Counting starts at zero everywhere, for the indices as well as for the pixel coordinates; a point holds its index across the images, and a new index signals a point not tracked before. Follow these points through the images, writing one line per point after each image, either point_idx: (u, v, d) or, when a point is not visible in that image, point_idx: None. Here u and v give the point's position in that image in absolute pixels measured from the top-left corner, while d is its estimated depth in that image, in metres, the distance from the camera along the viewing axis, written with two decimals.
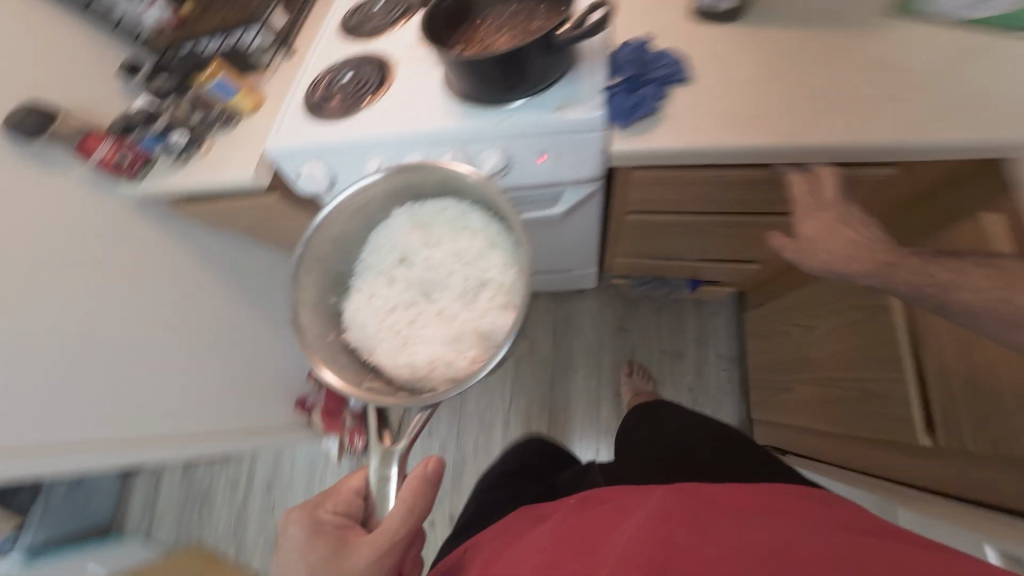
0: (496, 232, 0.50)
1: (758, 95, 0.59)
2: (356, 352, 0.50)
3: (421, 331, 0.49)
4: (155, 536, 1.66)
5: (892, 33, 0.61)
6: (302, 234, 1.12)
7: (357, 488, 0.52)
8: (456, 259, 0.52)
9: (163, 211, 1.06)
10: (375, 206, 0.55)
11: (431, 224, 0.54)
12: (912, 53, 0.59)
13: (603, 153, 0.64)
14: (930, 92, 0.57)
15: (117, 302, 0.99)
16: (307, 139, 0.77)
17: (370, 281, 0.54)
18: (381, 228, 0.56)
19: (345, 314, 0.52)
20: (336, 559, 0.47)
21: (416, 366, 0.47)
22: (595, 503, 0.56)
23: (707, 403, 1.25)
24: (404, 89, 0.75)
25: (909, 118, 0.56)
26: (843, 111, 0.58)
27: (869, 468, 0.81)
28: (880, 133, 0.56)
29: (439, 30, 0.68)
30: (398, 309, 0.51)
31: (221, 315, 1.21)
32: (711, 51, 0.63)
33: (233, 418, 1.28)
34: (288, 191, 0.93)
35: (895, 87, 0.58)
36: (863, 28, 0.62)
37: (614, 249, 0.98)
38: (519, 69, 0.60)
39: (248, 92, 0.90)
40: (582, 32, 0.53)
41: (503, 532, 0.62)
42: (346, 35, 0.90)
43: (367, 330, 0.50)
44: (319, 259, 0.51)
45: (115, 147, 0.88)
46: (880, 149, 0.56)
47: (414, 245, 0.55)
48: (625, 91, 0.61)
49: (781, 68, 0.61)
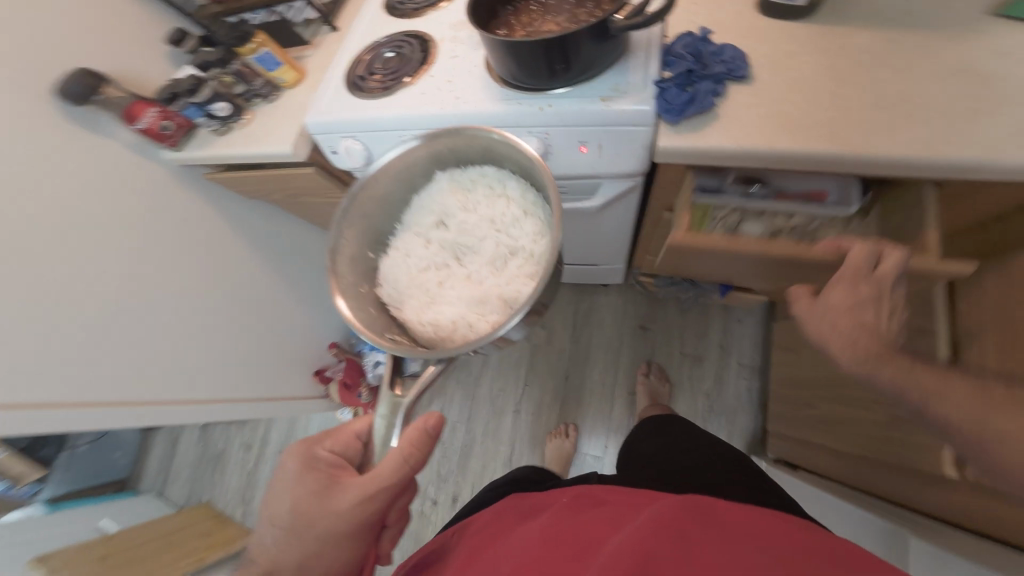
0: (529, 201, 0.57)
1: (818, 97, 0.57)
2: (386, 305, 0.57)
3: (453, 288, 0.59)
4: (170, 494, 1.72)
5: (969, 40, 0.57)
6: (332, 209, 1.13)
7: (358, 433, 0.59)
8: (491, 226, 0.61)
9: (200, 179, 1.09)
10: (420, 172, 0.61)
11: (471, 188, 0.61)
12: (992, 62, 0.55)
13: (648, 147, 0.63)
14: (1013, 105, 0.52)
15: (151, 266, 1.01)
16: (347, 115, 0.77)
17: (406, 240, 0.61)
18: (422, 192, 0.63)
19: (381, 266, 0.60)
20: (323, 493, 0.54)
21: (444, 319, 0.55)
22: (589, 506, 0.54)
23: (724, 413, 1.22)
24: (446, 69, 0.74)
25: (990, 132, 0.52)
26: (910, 120, 0.54)
27: (892, 495, 0.79)
28: (951, 147, 0.52)
29: (487, 14, 0.67)
30: (430, 267, 0.60)
31: (248, 285, 1.23)
32: (770, 48, 0.61)
33: (252, 387, 1.30)
34: (324, 163, 0.94)
35: (972, 98, 0.54)
36: (939, 31, 0.58)
37: (645, 247, 0.96)
38: (566, 56, 0.58)
39: (291, 66, 0.92)
40: (637, 22, 0.52)
41: (493, 522, 0.63)
42: (390, 13, 0.90)
43: (398, 285, 0.58)
44: (362, 212, 0.56)
45: (161, 115, 0.90)
46: (950, 166, 0.52)
47: (451, 208, 0.62)
48: (679, 86, 0.58)
49: (844, 71, 0.58)
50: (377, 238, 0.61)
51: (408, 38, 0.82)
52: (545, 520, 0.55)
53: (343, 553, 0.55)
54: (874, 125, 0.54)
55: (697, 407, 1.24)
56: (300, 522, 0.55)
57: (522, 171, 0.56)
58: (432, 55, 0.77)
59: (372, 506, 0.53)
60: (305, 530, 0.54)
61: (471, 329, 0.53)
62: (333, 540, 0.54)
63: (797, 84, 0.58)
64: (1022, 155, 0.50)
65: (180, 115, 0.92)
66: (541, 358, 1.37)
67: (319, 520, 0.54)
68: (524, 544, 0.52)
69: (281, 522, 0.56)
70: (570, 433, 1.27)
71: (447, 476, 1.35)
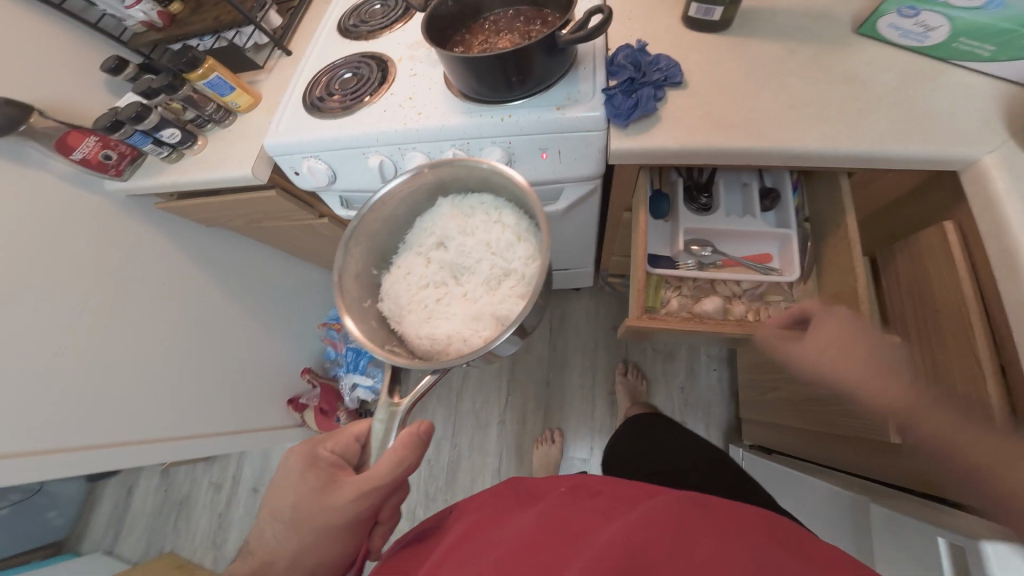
0: (522, 229, 0.61)
1: (744, 102, 0.64)
2: (386, 319, 0.62)
3: (451, 307, 0.64)
4: (126, 551, 1.56)
5: (859, 50, 0.66)
6: (297, 232, 1.11)
7: (358, 436, 0.58)
8: (486, 250, 0.66)
9: (150, 207, 1.04)
10: (423, 195, 0.65)
11: (470, 215, 0.65)
12: (878, 68, 0.64)
13: (602, 150, 0.67)
14: (897, 104, 0.62)
15: (97, 302, 0.95)
16: (307, 134, 0.77)
17: (408, 258, 0.66)
18: (422, 215, 0.68)
19: (383, 280, 0.65)
20: (323, 489, 0.53)
21: (439, 335, 0.61)
22: (586, 496, 0.57)
23: (699, 403, 1.28)
24: (405, 87, 0.76)
25: (881, 128, 0.60)
26: (819, 119, 0.62)
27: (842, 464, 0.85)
28: (853, 140, 0.60)
29: (439, 35, 0.70)
30: (429, 286, 0.65)
31: (208, 315, 1.17)
32: (699, 61, 0.68)
33: (217, 421, 1.24)
34: (286, 185, 0.93)
35: (865, 100, 0.62)
36: (835, 43, 0.67)
37: (608, 248, 1.00)
38: (519, 69, 0.62)
39: (244, 90, 0.91)
40: (581, 34, 0.56)
41: (491, 499, 0.63)
42: (344, 36, 0.92)
43: (400, 301, 0.63)
44: (367, 233, 0.59)
45: (100, 145, 0.85)
46: (853, 156, 0.60)
47: (451, 231, 0.66)
48: (624, 93, 0.63)
49: (764, 78, 0.65)
50: (380, 256, 0.66)
51: (365, 58, 0.84)
52: (535, 508, 0.56)
53: (340, 548, 0.54)
54: (791, 122, 0.62)
55: (673, 399, 1.29)
56: (297, 522, 0.53)
57: (516, 201, 0.61)
58: (389, 71, 0.79)
59: (368, 504, 0.52)
60: (300, 525, 0.53)
61: (462, 341, 0.59)
62: (327, 534, 0.53)
63: (724, 88, 0.65)
64: (907, 145, 0.59)
65: (122, 143, 0.88)
66: (521, 365, 1.39)
67: (314, 518, 0.52)
68: (513, 528, 0.53)
69: (282, 517, 0.54)
70: (556, 439, 1.27)
71: (434, 495, 1.32)
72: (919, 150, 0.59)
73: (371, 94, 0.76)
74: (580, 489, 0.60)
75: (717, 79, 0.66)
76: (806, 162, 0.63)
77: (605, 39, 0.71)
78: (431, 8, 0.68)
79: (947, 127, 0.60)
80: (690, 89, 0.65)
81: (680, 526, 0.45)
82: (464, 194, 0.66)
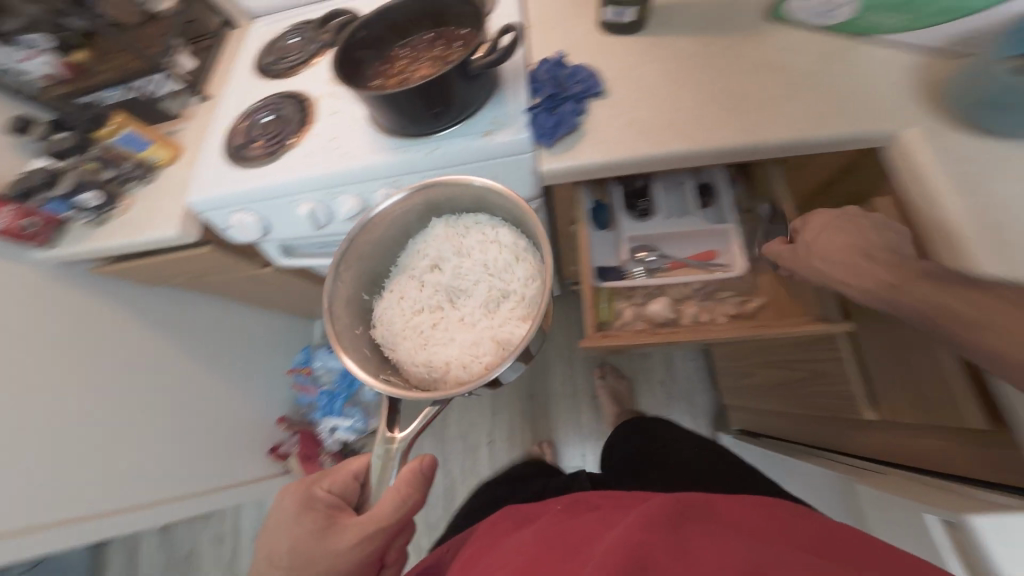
0: (522, 249, 0.58)
1: (669, 104, 0.63)
2: (379, 347, 0.58)
3: (449, 333, 0.59)
4: None
5: (770, 37, 0.67)
6: (246, 283, 1.06)
7: (357, 473, 0.56)
8: (482, 271, 0.61)
9: (84, 273, 0.96)
10: (415, 216, 0.61)
11: (464, 235, 0.62)
12: (792, 53, 0.65)
13: (535, 173, 0.66)
14: (815, 87, 0.63)
15: (39, 384, 0.87)
16: (232, 188, 0.73)
17: (400, 282, 0.62)
18: (414, 236, 0.63)
19: (375, 305, 0.61)
20: (323, 532, 0.50)
21: (436, 364, 0.56)
22: (585, 510, 0.56)
23: (680, 394, 1.30)
24: (327, 126, 0.73)
25: (803, 114, 0.61)
26: (741, 112, 0.62)
27: (830, 445, 0.86)
28: (775, 130, 0.60)
29: (355, 67, 0.68)
30: (424, 310, 0.61)
31: (168, 378, 1.11)
32: (621, 67, 0.67)
33: (196, 486, 1.17)
34: (221, 241, 0.89)
35: (786, 87, 0.63)
36: (745, 34, 0.68)
37: (566, 259, 1.00)
38: (441, 98, 0.60)
39: (163, 142, 0.85)
40: (495, 57, 0.56)
41: (490, 528, 0.63)
42: (262, 75, 0.88)
43: (394, 328, 0.59)
44: (354, 257, 0.56)
45: (19, 215, 0.78)
46: (780, 145, 0.61)
47: (445, 253, 0.62)
48: (546, 111, 0.63)
49: (685, 77, 0.65)
50: (370, 280, 0.61)
51: (286, 99, 0.80)
52: (540, 525, 0.56)
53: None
54: (719, 118, 0.62)
55: (655, 394, 1.31)
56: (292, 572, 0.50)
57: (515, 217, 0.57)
58: (310, 110, 0.76)
59: (374, 546, 0.50)
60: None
61: (460, 370, 0.55)
62: None
63: (650, 93, 0.65)
64: (828, 130, 0.60)
65: (40, 210, 0.80)
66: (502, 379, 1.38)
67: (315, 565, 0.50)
68: (519, 547, 0.53)
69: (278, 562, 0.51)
70: (548, 449, 1.27)
71: (434, 523, 1.30)
72: (841, 132, 0.60)
73: (293, 140, 0.73)
74: (580, 505, 0.59)
75: (641, 82, 0.65)
76: (735, 157, 0.62)
77: (526, 54, 0.70)
78: (343, 43, 0.65)
79: (866, 105, 0.61)
80: (617, 97, 0.65)
81: (682, 521, 0.43)
82: (456, 213, 0.63)
